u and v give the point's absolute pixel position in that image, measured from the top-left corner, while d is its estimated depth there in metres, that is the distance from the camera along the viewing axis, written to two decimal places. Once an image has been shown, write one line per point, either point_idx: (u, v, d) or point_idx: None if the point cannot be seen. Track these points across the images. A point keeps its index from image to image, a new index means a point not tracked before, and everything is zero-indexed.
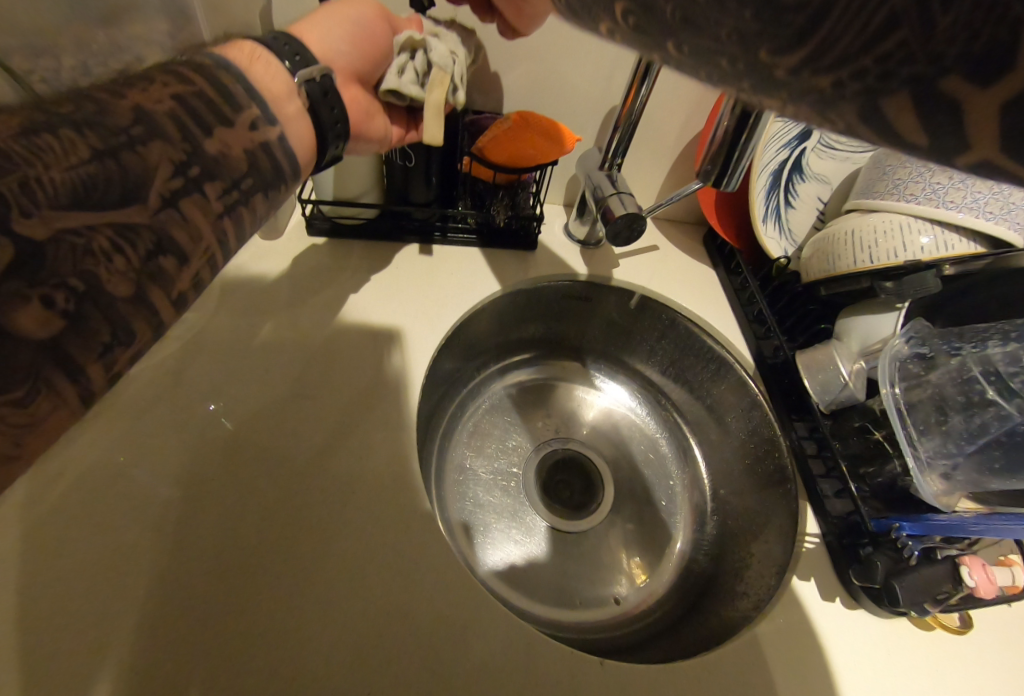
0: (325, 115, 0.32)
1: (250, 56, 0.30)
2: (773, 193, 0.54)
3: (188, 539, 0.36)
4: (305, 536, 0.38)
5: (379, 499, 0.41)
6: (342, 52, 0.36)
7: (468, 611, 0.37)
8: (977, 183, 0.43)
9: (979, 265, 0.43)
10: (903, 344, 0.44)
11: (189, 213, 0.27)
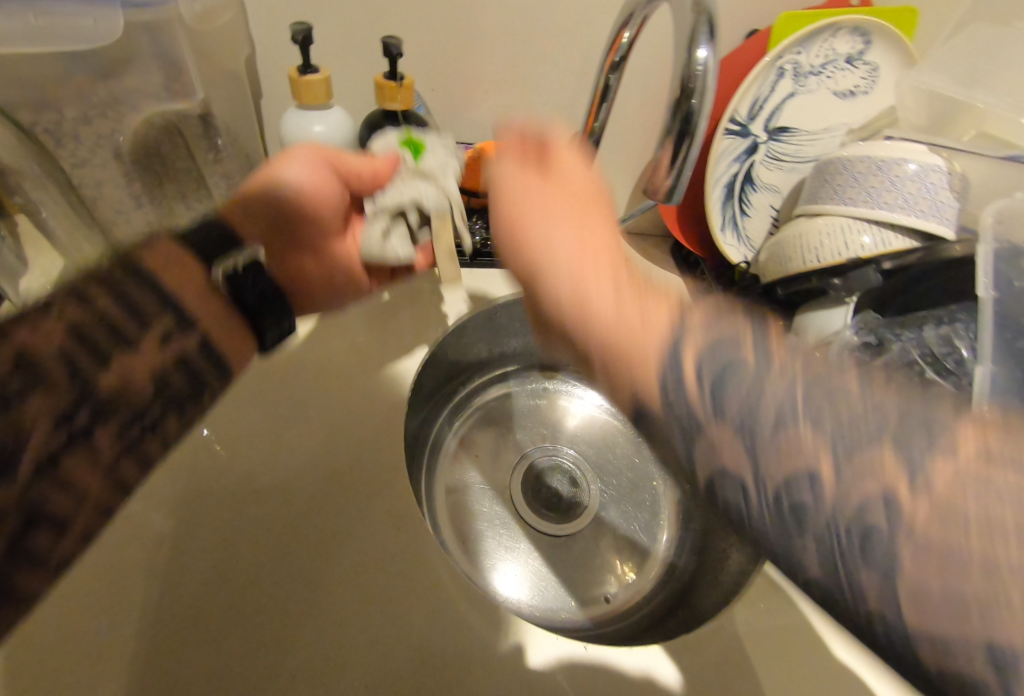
0: (240, 283, 0.42)
1: (173, 260, 0.39)
2: (727, 204, 0.58)
3: (177, 573, 0.37)
4: (295, 556, 0.38)
5: (366, 532, 0.40)
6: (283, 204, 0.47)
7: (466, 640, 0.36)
8: (907, 185, 0.47)
9: (914, 259, 0.47)
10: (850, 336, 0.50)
11: (70, 467, 0.30)
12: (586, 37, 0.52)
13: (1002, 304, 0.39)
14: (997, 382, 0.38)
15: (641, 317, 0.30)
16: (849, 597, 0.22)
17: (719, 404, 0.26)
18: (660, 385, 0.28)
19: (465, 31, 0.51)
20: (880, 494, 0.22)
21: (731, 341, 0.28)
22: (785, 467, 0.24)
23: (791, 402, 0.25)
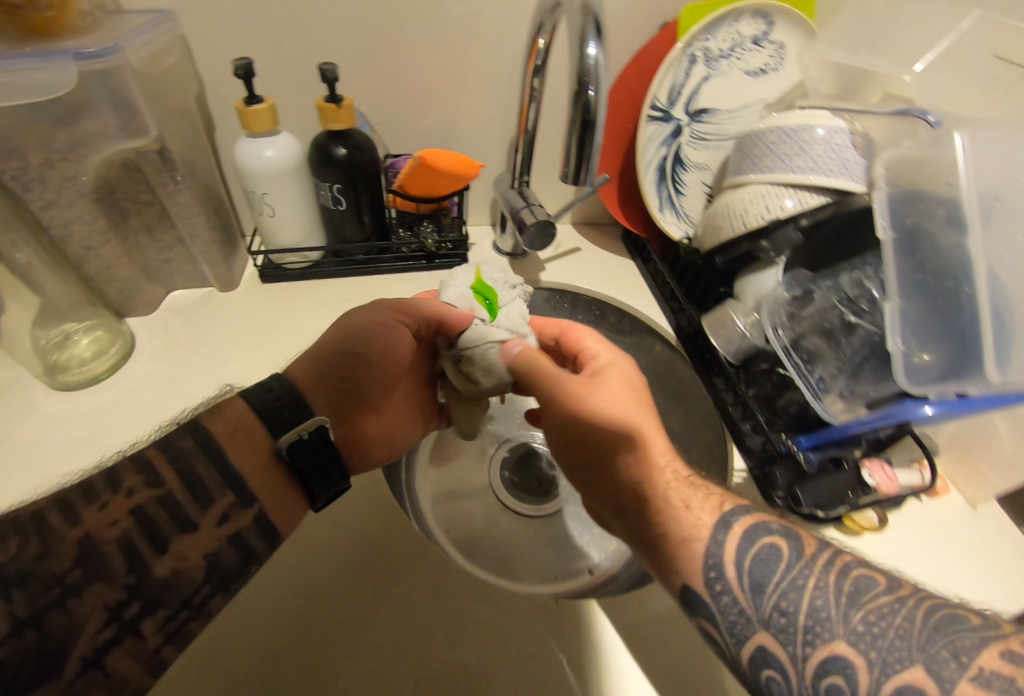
0: (316, 479, 0.38)
1: (242, 430, 0.38)
2: (662, 186, 0.62)
3: (265, 589, 0.40)
4: (377, 591, 0.41)
5: (355, 540, 0.43)
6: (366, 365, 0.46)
7: (461, 630, 0.40)
8: (815, 148, 0.51)
9: (828, 214, 0.49)
10: (781, 292, 0.52)
11: (116, 662, 0.30)
12: (510, 46, 0.56)
13: (901, 242, 0.42)
14: (904, 316, 0.42)
15: (687, 521, 0.40)
16: (877, 670, 0.31)
17: (758, 590, 0.36)
18: (709, 583, 0.38)
19: (395, 50, 0.55)
20: (918, 683, 0.30)
21: (770, 554, 0.37)
22: (819, 648, 0.33)
23: (819, 599, 0.34)
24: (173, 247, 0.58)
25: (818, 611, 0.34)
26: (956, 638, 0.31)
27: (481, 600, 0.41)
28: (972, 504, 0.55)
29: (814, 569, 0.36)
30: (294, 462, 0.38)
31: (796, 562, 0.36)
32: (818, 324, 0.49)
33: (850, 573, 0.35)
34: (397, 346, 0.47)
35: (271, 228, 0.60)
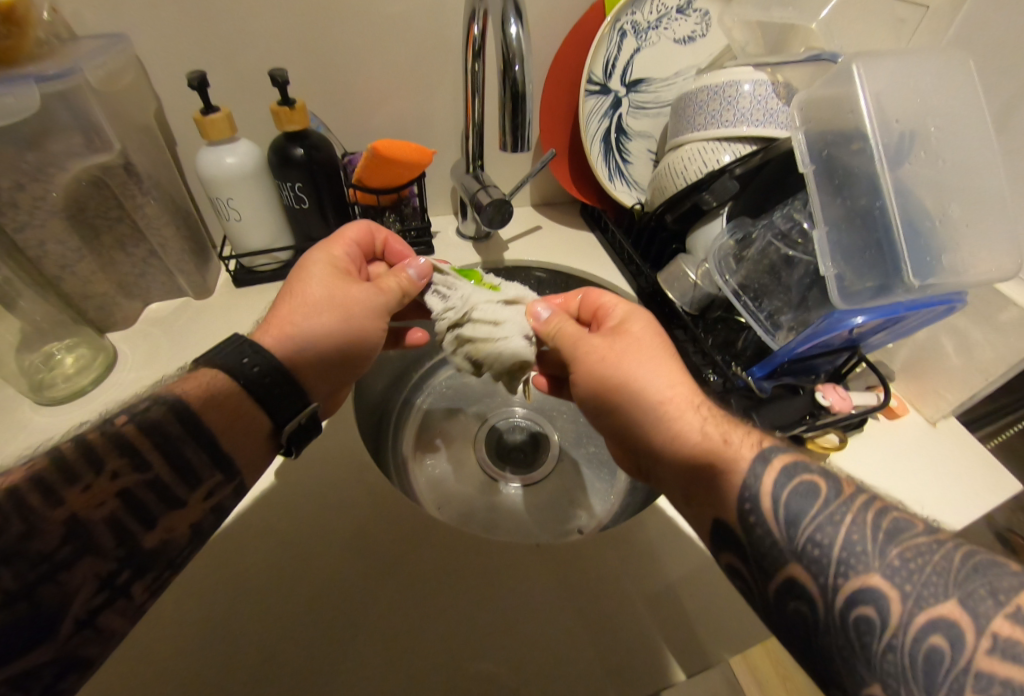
0: (302, 440, 0.44)
1: (230, 405, 0.40)
2: (608, 157, 0.65)
3: (312, 571, 0.45)
4: (420, 572, 0.45)
5: (372, 520, 0.48)
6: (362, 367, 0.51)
7: (481, 590, 0.44)
8: (742, 102, 0.54)
9: (759, 161, 0.52)
10: (727, 239, 0.54)
11: (108, 619, 0.33)
12: (450, 36, 0.59)
13: (823, 173, 0.45)
14: (832, 242, 0.45)
15: (721, 460, 0.38)
16: (912, 602, 0.30)
17: (791, 526, 0.34)
18: (743, 515, 0.36)
19: (341, 52, 0.58)
20: (953, 616, 0.29)
21: (808, 488, 0.35)
22: (854, 579, 0.31)
23: (856, 534, 0.32)
24: (147, 260, 0.61)
25: (854, 546, 0.32)
26: (994, 579, 0.29)
27: (494, 562, 0.46)
28: (932, 421, 0.58)
29: (852, 507, 0.34)
30: (292, 438, 0.43)
31: (835, 498, 0.34)
32: (764, 264, 0.52)
33: (887, 513, 0.33)
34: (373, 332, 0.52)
35: (239, 233, 0.63)
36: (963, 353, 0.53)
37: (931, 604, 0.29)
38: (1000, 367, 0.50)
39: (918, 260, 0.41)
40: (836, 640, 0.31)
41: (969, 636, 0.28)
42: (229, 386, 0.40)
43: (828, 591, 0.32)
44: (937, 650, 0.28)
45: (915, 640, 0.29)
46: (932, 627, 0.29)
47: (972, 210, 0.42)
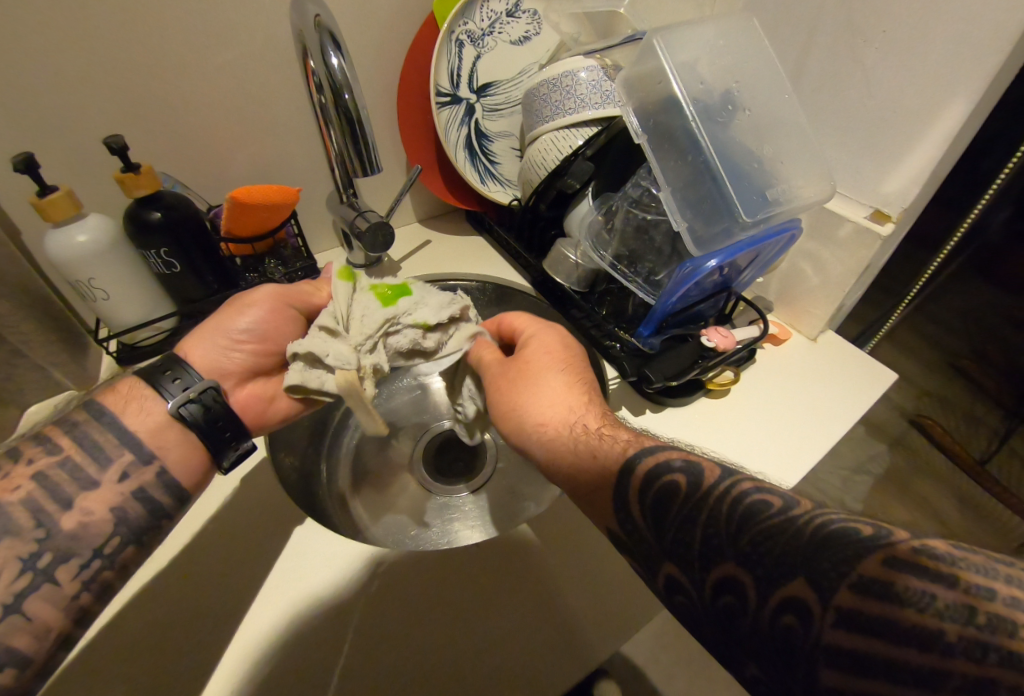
0: (217, 435, 0.42)
1: (131, 386, 0.43)
2: (475, 161, 0.68)
3: (250, 624, 0.42)
4: (362, 630, 0.43)
5: (293, 598, 0.44)
6: (251, 338, 0.48)
7: (420, 629, 0.43)
8: (579, 90, 0.56)
9: (604, 139, 0.56)
10: (595, 215, 0.57)
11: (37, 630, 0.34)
12: (288, 74, 0.59)
13: (655, 140, 0.49)
14: (679, 202, 0.48)
15: (599, 460, 0.40)
16: (764, 582, 0.30)
17: (658, 526, 0.35)
18: (621, 525, 0.37)
19: (179, 106, 0.56)
20: (799, 596, 0.29)
21: (669, 490, 0.35)
22: (713, 571, 0.32)
23: (711, 528, 0.33)
24: (13, 361, 0.56)
25: (708, 539, 0.33)
26: (837, 552, 0.29)
27: (435, 592, 0.45)
28: (813, 338, 0.64)
29: (708, 502, 0.34)
30: (196, 424, 0.42)
31: (692, 493, 0.35)
32: (630, 231, 0.55)
33: (745, 498, 0.33)
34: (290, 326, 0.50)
35: (110, 311, 0.60)
36: (819, 273, 0.59)
37: (792, 585, 0.29)
38: (850, 279, 0.56)
39: (748, 200, 0.46)
40: (712, 618, 0.32)
41: (815, 612, 0.28)
42: (148, 394, 0.42)
43: (701, 582, 0.33)
44: (791, 629, 0.28)
45: (772, 618, 0.29)
46: (784, 605, 0.29)
47: (782, 146, 0.48)
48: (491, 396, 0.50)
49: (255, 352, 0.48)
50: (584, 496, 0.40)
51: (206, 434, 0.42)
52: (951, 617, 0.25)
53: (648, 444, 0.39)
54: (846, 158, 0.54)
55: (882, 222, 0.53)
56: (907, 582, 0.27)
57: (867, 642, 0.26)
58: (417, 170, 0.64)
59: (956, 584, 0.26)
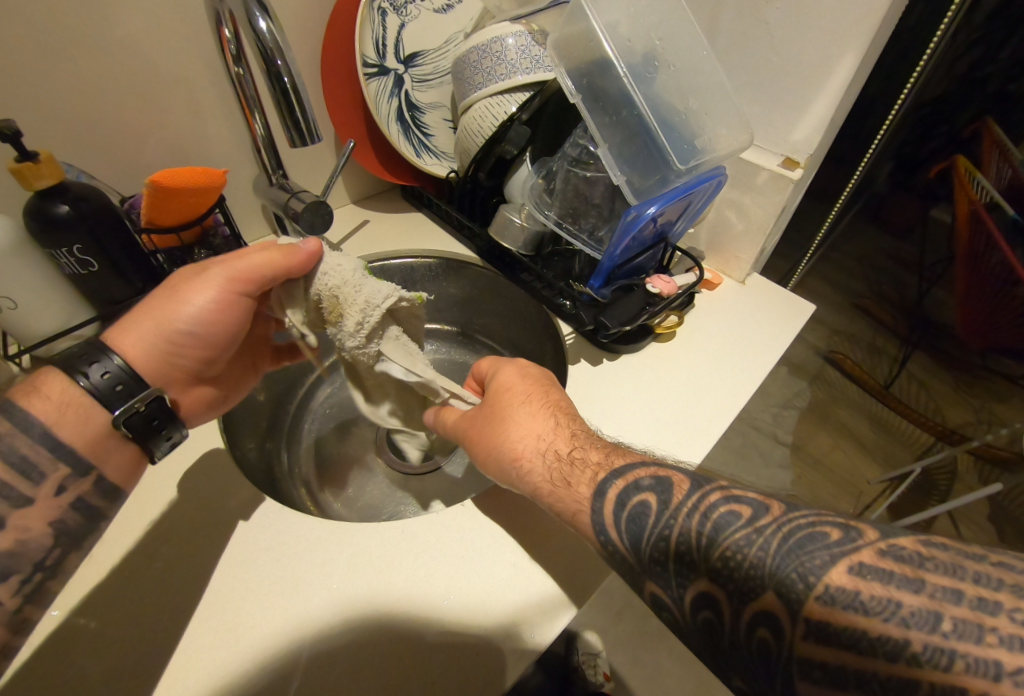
0: (153, 434, 0.42)
1: (57, 389, 0.39)
2: (409, 134, 0.67)
3: (240, 623, 0.41)
4: (332, 639, 0.41)
5: (256, 619, 0.41)
6: (194, 340, 0.46)
7: (387, 625, 0.42)
8: (509, 55, 0.57)
9: (540, 104, 0.57)
10: (536, 179, 0.59)
11: None
12: (200, 49, 0.56)
13: (589, 100, 0.51)
14: (617, 157, 0.51)
15: (570, 495, 0.41)
16: (738, 597, 0.33)
17: (634, 541, 0.38)
18: (603, 543, 0.40)
19: (76, 86, 0.51)
20: (770, 606, 0.32)
21: (641, 510, 0.38)
22: (691, 588, 0.35)
23: (684, 544, 0.36)
24: None
25: (685, 557, 0.36)
26: (804, 564, 0.32)
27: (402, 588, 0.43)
28: (741, 281, 0.70)
29: (678, 518, 0.37)
30: (138, 434, 0.41)
31: (662, 513, 0.38)
32: (570, 191, 0.57)
33: (713, 509, 0.36)
34: (234, 312, 0.47)
35: (18, 322, 0.53)
36: (742, 219, 0.64)
37: (767, 594, 0.32)
38: (769, 221, 0.62)
39: (681, 148, 0.50)
40: (700, 627, 0.35)
41: (787, 622, 0.31)
42: (93, 405, 0.40)
43: (684, 592, 0.36)
44: (765, 641, 0.32)
45: (748, 629, 0.33)
46: (758, 620, 0.32)
47: (705, 100, 0.51)
48: (466, 442, 0.50)
49: (198, 355, 0.47)
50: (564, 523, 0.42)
51: (143, 436, 0.41)
52: (917, 626, 0.28)
53: (617, 459, 0.42)
54: (758, 110, 0.59)
55: (791, 168, 0.59)
56: (870, 590, 0.30)
57: (839, 655, 0.29)
58: (351, 143, 0.62)
59: (922, 589, 0.29)
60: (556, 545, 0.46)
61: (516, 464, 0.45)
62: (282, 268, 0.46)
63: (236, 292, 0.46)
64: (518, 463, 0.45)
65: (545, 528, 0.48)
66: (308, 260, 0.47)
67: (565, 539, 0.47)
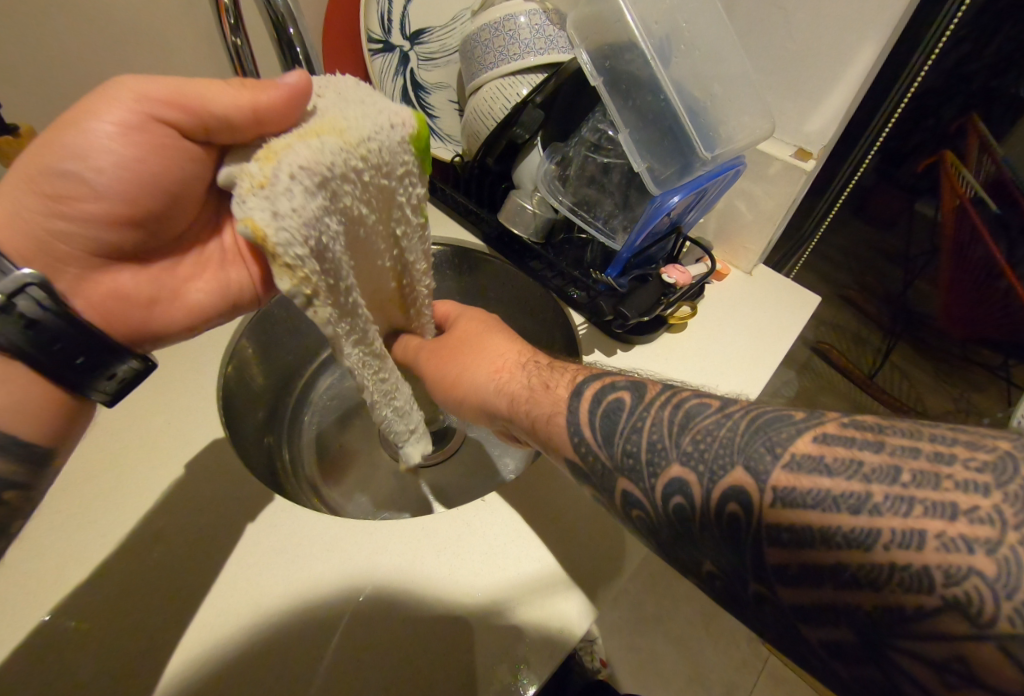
0: (67, 364, 0.36)
1: None
2: (414, 115, 0.65)
3: (261, 617, 0.40)
4: (354, 634, 0.40)
5: (277, 618, 0.40)
6: (96, 191, 0.36)
7: (415, 625, 0.41)
8: (522, 34, 0.55)
9: (554, 84, 0.55)
10: (549, 165, 0.56)
11: None
12: (192, 19, 0.52)
13: (610, 83, 0.50)
14: (637, 143, 0.50)
15: (550, 392, 0.42)
16: (708, 479, 0.31)
17: (608, 438, 0.37)
18: (574, 446, 0.39)
19: (59, 55, 0.47)
20: (737, 483, 0.29)
21: (616, 404, 0.38)
22: (661, 476, 0.33)
23: (655, 434, 0.34)
24: None
25: (656, 444, 0.34)
26: (771, 436, 0.30)
27: (429, 583, 0.42)
28: (749, 272, 0.69)
29: (651, 409, 0.36)
30: (24, 352, 0.34)
31: (638, 405, 0.37)
32: (586, 177, 0.56)
33: (681, 403, 0.35)
34: (138, 156, 0.36)
35: None
36: (751, 208, 0.64)
37: (740, 465, 0.30)
38: (779, 211, 0.61)
39: (705, 136, 0.48)
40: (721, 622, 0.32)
41: (754, 496, 0.28)
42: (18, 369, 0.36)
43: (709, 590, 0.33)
44: (736, 516, 0.29)
45: (716, 508, 0.30)
46: (728, 496, 0.29)
47: (728, 87, 0.50)
48: (431, 367, 0.52)
49: (109, 213, 0.38)
50: (535, 423, 0.42)
51: (45, 361, 0.35)
52: (877, 479, 0.26)
53: (588, 372, 0.42)
54: (771, 98, 0.58)
55: (804, 158, 0.58)
56: (834, 453, 0.28)
57: (804, 515, 0.27)
58: None
59: (882, 448, 0.27)
60: (581, 540, 0.46)
61: (494, 376, 0.47)
62: (243, 111, 0.33)
63: (136, 115, 0.35)
64: (497, 375, 0.47)
65: (568, 520, 0.47)
66: (292, 104, 0.33)
67: (588, 529, 0.46)
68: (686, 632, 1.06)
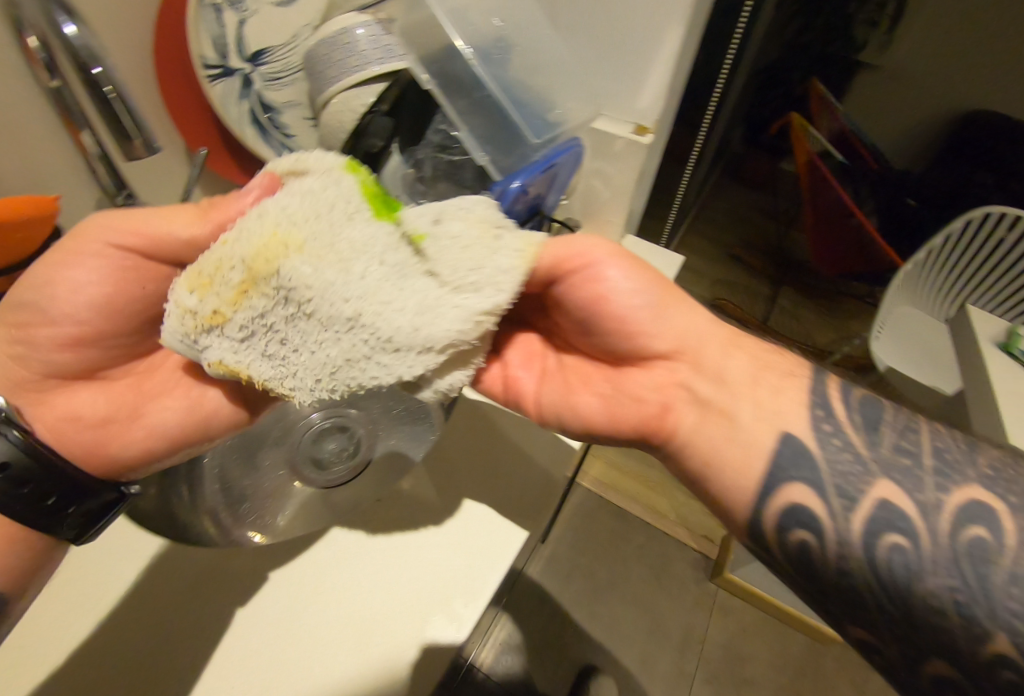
0: (41, 510, 0.37)
1: None
2: (267, 136, 0.65)
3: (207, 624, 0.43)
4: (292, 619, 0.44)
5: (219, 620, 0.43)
6: (60, 319, 0.39)
7: (351, 595, 0.45)
8: (358, 46, 0.56)
9: (393, 91, 0.56)
10: (405, 166, 0.58)
11: None
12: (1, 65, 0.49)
13: (443, 84, 0.52)
14: (475, 138, 0.53)
15: (781, 366, 0.39)
16: (969, 505, 0.30)
17: (875, 439, 0.34)
18: (816, 431, 0.35)
19: None
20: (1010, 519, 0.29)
21: (872, 401, 0.36)
22: (904, 500, 0.31)
23: (923, 453, 0.32)
24: None
25: (925, 463, 0.32)
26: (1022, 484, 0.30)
27: (363, 555, 0.48)
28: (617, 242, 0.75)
29: (918, 429, 0.34)
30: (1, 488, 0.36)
31: (892, 408, 0.35)
32: (440, 174, 0.58)
33: (924, 434, 0.33)
34: (127, 287, 0.40)
35: None
36: (607, 185, 0.69)
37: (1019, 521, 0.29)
38: (630, 185, 0.67)
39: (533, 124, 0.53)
40: None
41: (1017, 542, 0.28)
42: None
43: None
44: (976, 542, 0.29)
45: (962, 542, 0.29)
46: (976, 523, 0.29)
47: (551, 78, 0.54)
48: (594, 310, 0.41)
49: (82, 336, 0.41)
50: (764, 373, 0.38)
51: (21, 510, 0.36)
52: None
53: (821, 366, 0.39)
54: (603, 83, 0.63)
55: (642, 133, 0.63)
56: None
57: None
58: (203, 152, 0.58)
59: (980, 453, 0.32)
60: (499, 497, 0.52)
61: (690, 331, 0.41)
62: (206, 229, 0.37)
63: (121, 255, 0.39)
64: (697, 330, 0.41)
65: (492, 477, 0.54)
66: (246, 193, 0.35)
67: (510, 485, 0.53)
68: (638, 588, 1.12)
